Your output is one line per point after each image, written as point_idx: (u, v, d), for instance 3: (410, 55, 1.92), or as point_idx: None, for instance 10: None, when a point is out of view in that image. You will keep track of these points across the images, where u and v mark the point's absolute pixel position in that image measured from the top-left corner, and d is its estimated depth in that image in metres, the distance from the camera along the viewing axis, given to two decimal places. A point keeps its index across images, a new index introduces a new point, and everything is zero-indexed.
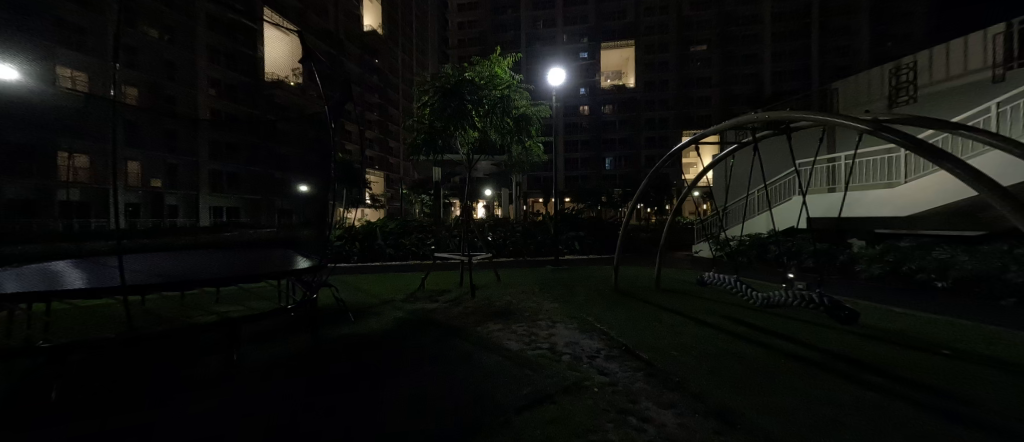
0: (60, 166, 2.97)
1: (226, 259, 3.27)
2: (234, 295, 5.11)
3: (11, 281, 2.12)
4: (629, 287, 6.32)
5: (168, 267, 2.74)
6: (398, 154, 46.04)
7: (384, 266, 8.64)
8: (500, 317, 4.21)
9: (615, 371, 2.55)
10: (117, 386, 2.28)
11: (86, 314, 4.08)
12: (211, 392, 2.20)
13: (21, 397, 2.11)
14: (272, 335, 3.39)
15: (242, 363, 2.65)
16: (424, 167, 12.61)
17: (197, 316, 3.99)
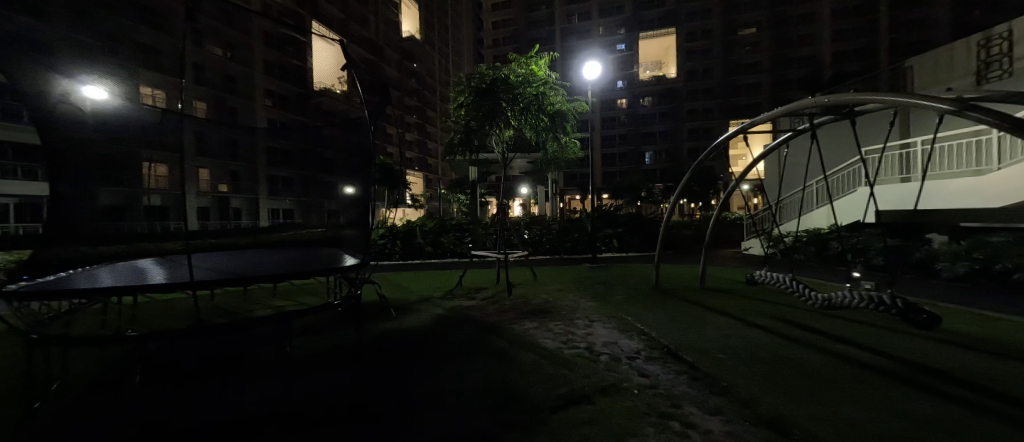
0: (145, 173, 3.29)
1: (282, 258, 3.53)
2: (287, 291, 5.50)
3: (105, 277, 2.42)
4: (671, 285, 6.06)
5: (230, 265, 2.99)
6: (437, 155, 47.33)
7: (424, 264, 8.92)
8: (536, 315, 4.20)
9: (656, 373, 2.46)
10: (188, 374, 2.51)
11: (165, 307, 4.57)
12: (269, 381, 2.38)
13: (111, 382, 2.38)
14: (321, 329, 3.62)
15: (296, 355, 2.86)
16: (461, 167, 12.89)
17: (256, 310, 4.34)
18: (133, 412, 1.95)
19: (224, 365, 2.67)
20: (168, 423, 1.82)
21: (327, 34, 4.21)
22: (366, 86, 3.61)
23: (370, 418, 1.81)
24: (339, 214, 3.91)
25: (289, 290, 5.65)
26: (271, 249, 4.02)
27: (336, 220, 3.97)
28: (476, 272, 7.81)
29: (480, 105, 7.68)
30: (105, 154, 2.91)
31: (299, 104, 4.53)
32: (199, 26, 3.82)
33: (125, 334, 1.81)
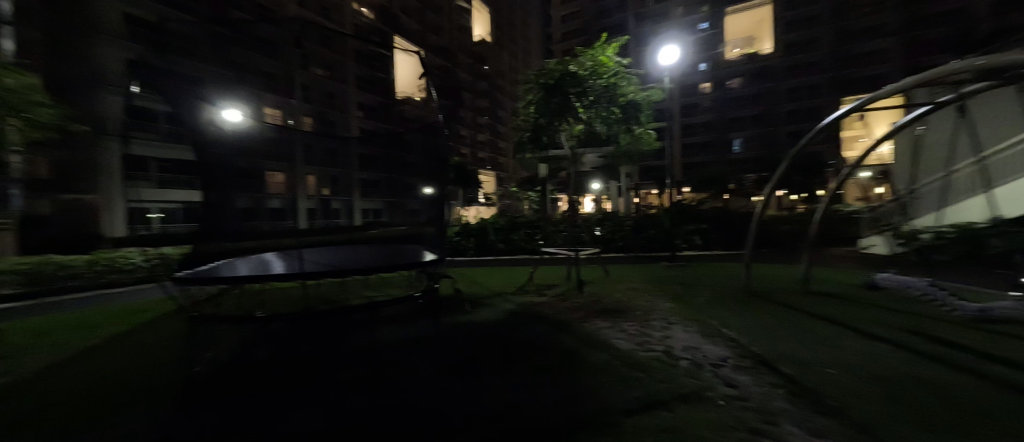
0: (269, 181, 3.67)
1: (372, 254, 3.93)
2: (377, 283, 6.11)
3: (240, 268, 2.92)
4: (766, 288, 5.39)
5: (331, 260, 3.41)
6: (507, 153, 48.42)
7: (496, 260, 9.22)
8: (609, 315, 4.07)
9: (746, 384, 2.21)
10: (301, 354, 2.95)
11: (285, 293, 5.40)
12: (363, 364, 2.67)
13: (246, 357, 2.88)
14: (406, 319, 3.95)
15: (385, 342, 3.15)
16: (531, 164, 13.02)
17: (352, 299, 4.90)
18: (263, 387, 2.34)
19: (327, 347, 3.07)
20: (287, 399, 2.15)
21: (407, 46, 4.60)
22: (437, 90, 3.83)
23: (446, 405, 1.93)
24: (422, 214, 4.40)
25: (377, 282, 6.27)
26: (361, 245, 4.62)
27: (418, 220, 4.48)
28: (547, 269, 7.83)
29: (549, 102, 7.69)
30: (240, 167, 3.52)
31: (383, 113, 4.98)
32: (304, 52, 4.43)
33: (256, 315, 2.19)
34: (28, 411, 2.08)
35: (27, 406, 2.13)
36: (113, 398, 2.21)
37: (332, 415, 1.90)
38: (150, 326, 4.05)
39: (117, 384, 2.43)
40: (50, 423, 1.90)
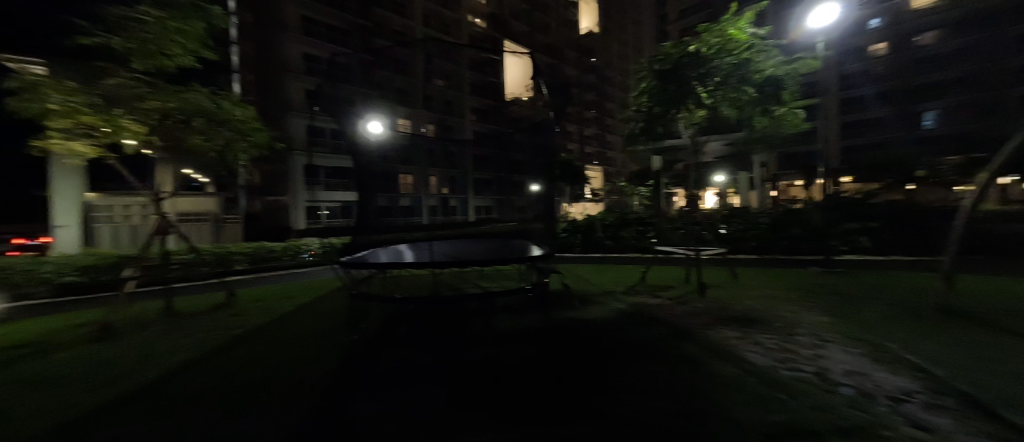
0: (400, 182, 4.19)
1: (487, 247, 4.25)
2: (490, 274, 6.57)
3: (383, 255, 3.49)
4: (984, 307, 3.97)
5: (451, 251, 3.79)
6: (615, 147, 46.39)
7: (604, 257, 8.97)
8: (739, 324, 3.56)
9: (946, 429, 1.67)
10: (431, 335, 3.34)
11: (416, 279, 6.24)
12: (479, 349, 2.91)
13: (389, 333, 3.43)
14: (517, 310, 4.15)
15: (498, 331, 3.38)
16: (643, 157, 12.24)
17: (469, 288, 5.38)
18: (404, 360, 2.73)
19: (452, 331, 3.42)
20: (423, 374, 2.47)
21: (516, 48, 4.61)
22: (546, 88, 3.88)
23: (562, 401, 1.95)
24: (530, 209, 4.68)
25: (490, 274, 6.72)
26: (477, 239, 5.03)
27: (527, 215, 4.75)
28: (661, 269, 7.27)
29: (664, 89, 7.10)
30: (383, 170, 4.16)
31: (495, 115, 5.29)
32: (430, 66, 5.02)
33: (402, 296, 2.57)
34: (256, 359, 2.85)
35: (257, 356, 2.91)
36: (306, 357, 2.86)
37: (461, 394, 2.11)
38: (324, 301, 5.11)
39: (307, 346, 3.13)
40: (270, 371, 2.56)
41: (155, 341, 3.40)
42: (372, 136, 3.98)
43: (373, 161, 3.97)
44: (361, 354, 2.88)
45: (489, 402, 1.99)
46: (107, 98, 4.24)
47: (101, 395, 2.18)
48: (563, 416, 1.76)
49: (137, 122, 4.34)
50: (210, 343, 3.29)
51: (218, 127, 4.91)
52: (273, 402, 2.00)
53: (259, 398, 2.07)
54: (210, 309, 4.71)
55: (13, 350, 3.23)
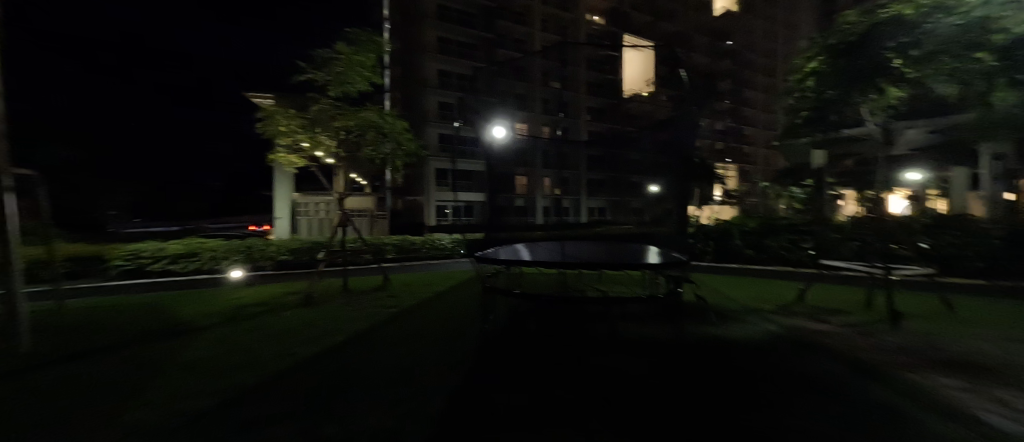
0: (516, 183, 4.36)
1: (608, 251, 4.13)
2: (612, 278, 6.41)
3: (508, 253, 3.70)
4: None
5: (574, 253, 3.78)
6: (755, 142, 39.86)
7: (744, 270, 7.84)
8: (961, 368, 2.67)
9: None
10: (554, 334, 3.42)
11: (537, 276, 6.52)
12: (604, 354, 2.85)
13: (516, 327, 3.63)
14: (642, 319, 3.93)
15: (623, 338, 3.25)
16: (798, 153, 10.25)
17: (589, 289, 5.36)
18: (529, 354, 2.87)
19: (573, 333, 3.43)
20: (547, 368, 2.55)
21: (637, 41, 4.33)
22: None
23: (697, 411, 1.79)
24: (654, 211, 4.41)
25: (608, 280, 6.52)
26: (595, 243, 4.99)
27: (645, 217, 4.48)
28: (827, 290, 5.97)
29: None
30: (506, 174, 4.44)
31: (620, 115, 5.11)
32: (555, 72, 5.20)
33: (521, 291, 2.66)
34: (409, 336, 3.35)
35: (409, 333, 3.44)
36: (445, 339, 3.26)
37: (586, 391, 2.12)
38: (456, 290, 5.73)
39: (446, 329, 3.57)
40: (423, 349, 2.97)
41: (340, 310, 4.36)
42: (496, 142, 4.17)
43: (501, 164, 4.28)
44: (490, 342, 3.12)
45: (614, 403, 1.96)
46: (314, 119, 5.60)
47: (311, 350, 2.91)
48: (697, 423, 1.63)
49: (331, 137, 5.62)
50: (376, 318, 4.02)
51: (383, 139, 5.89)
52: (424, 377, 2.32)
53: (414, 372, 2.43)
54: (373, 289, 5.78)
55: (260, 307, 4.55)
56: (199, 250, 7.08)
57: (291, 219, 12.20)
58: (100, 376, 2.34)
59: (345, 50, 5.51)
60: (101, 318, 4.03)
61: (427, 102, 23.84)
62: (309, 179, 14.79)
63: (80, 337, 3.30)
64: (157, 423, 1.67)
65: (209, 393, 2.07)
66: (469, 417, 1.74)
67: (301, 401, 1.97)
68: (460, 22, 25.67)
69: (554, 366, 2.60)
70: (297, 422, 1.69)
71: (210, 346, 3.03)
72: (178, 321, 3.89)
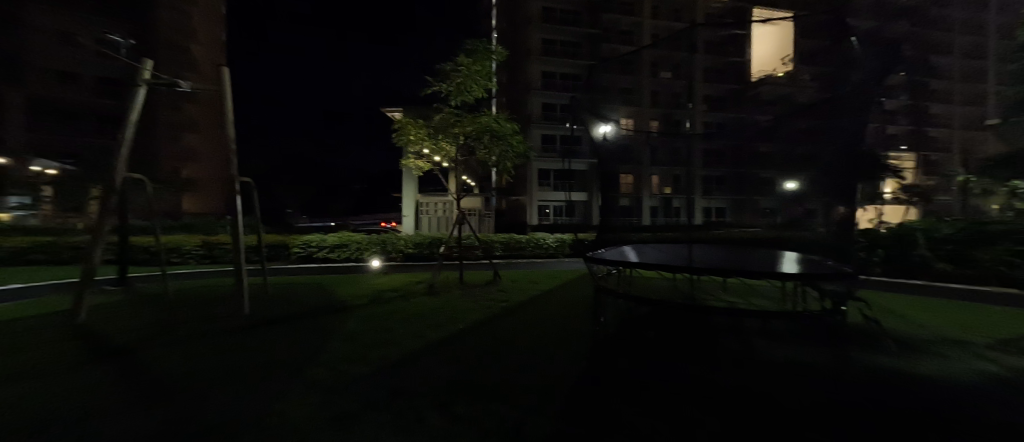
0: (618, 182, 4.08)
1: (735, 259, 3.57)
2: (740, 288, 5.63)
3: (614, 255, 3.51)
4: None
5: (692, 260, 3.37)
6: None
7: (933, 289, 6.06)
8: None
9: None
10: (671, 345, 3.14)
11: (649, 280, 6.14)
12: (733, 372, 2.52)
13: (627, 332, 3.47)
14: (780, 337, 3.36)
15: (757, 357, 2.82)
16: None
17: (711, 298, 4.82)
18: (642, 362, 2.69)
19: (694, 346, 3.10)
20: (664, 381, 2.36)
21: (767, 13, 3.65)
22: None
23: None
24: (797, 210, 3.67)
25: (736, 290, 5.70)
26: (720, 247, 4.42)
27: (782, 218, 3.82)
28: None
29: None
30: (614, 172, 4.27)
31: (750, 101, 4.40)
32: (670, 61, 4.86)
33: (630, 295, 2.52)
34: (519, 330, 3.50)
35: (519, 327, 3.58)
36: (554, 336, 3.29)
37: (710, 413, 1.88)
38: (563, 289, 5.75)
39: (555, 327, 3.60)
40: (533, 344, 3.06)
41: (459, 300, 4.80)
42: (604, 137, 4.15)
43: (608, 162, 4.13)
44: (600, 345, 3.03)
45: (744, 432, 1.69)
46: (437, 128, 6.27)
47: (435, 336, 3.27)
48: None
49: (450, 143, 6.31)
50: (489, 310, 4.32)
51: (496, 142, 6.23)
52: (534, 373, 2.39)
53: (524, 366, 2.52)
54: (485, 283, 6.20)
55: (396, 292, 5.33)
56: (350, 241, 8.62)
57: (415, 217, 13.99)
58: (294, 340, 3.07)
59: (463, 63, 6.03)
60: (292, 292, 5.26)
61: (532, 104, 24.43)
62: (429, 181, 16.66)
63: (281, 305, 4.38)
64: (329, 389, 2.11)
65: (362, 365, 2.51)
66: (578, 422, 1.72)
67: (429, 383, 2.23)
68: (564, 21, 25.57)
69: (672, 379, 2.38)
70: (426, 405, 1.92)
71: (359, 322, 3.68)
72: (340, 299, 4.83)
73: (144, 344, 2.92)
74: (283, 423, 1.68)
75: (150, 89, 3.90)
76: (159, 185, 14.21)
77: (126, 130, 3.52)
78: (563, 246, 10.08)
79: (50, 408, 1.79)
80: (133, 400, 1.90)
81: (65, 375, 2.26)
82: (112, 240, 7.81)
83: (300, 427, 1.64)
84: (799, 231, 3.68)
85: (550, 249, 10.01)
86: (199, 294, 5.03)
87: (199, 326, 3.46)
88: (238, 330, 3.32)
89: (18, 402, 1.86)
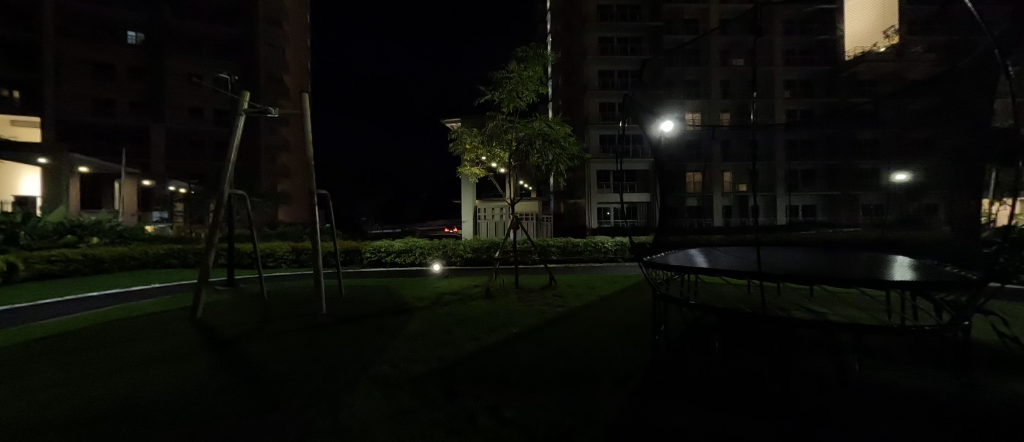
0: (682, 182, 3.97)
1: (824, 265, 3.17)
2: (833, 297, 4.90)
3: (680, 258, 3.33)
4: None
5: (772, 264, 3.06)
6: None
7: None
8: None
9: None
10: (745, 358, 2.82)
11: (721, 287, 5.62)
12: (823, 391, 2.18)
13: (694, 341, 3.22)
14: (889, 353, 2.85)
15: (855, 375, 2.43)
16: None
17: (794, 307, 4.28)
18: (708, 375, 2.44)
19: (773, 360, 2.74)
20: (733, 396, 2.12)
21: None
22: (958, 20, 2.38)
23: None
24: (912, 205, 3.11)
25: (829, 301, 4.95)
26: (805, 250, 3.87)
27: (896, 214, 3.32)
28: None
29: None
30: (675, 171, 3.99)
31: (842, 82, 3.80)
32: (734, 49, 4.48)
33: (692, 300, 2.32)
34: (575, 335, 3.43)
35: (574, 333, 3.50)
36: (609, 343, 3.16)
37: (786, 434, 1.66)
38: (623, 295, 5.50)
39: (612, 333, 3.45)
40: (588, 350, 2.97)
41: (515, 304, 4.84)
42: (663, 138, 3.84)
43: (667, 160, 3.87)
44: (660, 353, 2.84)
45: None
46: (491, 135, 6.44)
47: (492, 338, 3.35)
48: None
49: (504, 150, 6.47)
50: (546, 314, 4.30)
51: (549, 146, 6.20)
52: (585, 380, 2.33)
53: (578, 373, 2.46)
54: (541, 287, 6.18)
55: (455, 295, 5.54)
56: (414, 246, 9.19)
57: (474, 223, 14.46)
58: (363, 337, 3.35)
59: (514, 70, 6.10)
60: (364, 294, 5.74)
61: (589, 104, 23.87)
62: (487, 187, 17.09)
63: (354, 306, 4.80)
64: (391, 384, 2.26)
65: (420, 363, 2.65)
66: (626, 434, 1.62)
67: (480, 384, 2.28)
68: (623, 15, 24.59)
69: (743, 395, 2.14)
70: (477, 405, 1.96)
71: (422, 323, 3.92)
72: (405, 301, 5.15)
73: (245, 337, 3.42)
74: (347, 415, 1.83)
75: (247, 117, 4.53)
76: (259, 198, 16.48)
77: (230, 154, 4.13)
78: (622, 249, 9.67)
79: (175, 391, 2.21)
80: (229, 388, 2.24)
81: (187, 363, 2.72)
82: (225, 247, 9.22)
83: (363, 420, 1.78)
84: (912, 231, 3.08)
85: (608, 253, 9.66)
86: (289, 294, 5.75)
87: (289, 323, 3.94)
88: (319, 328, 3.72)
89: (160, 384, 2.33)
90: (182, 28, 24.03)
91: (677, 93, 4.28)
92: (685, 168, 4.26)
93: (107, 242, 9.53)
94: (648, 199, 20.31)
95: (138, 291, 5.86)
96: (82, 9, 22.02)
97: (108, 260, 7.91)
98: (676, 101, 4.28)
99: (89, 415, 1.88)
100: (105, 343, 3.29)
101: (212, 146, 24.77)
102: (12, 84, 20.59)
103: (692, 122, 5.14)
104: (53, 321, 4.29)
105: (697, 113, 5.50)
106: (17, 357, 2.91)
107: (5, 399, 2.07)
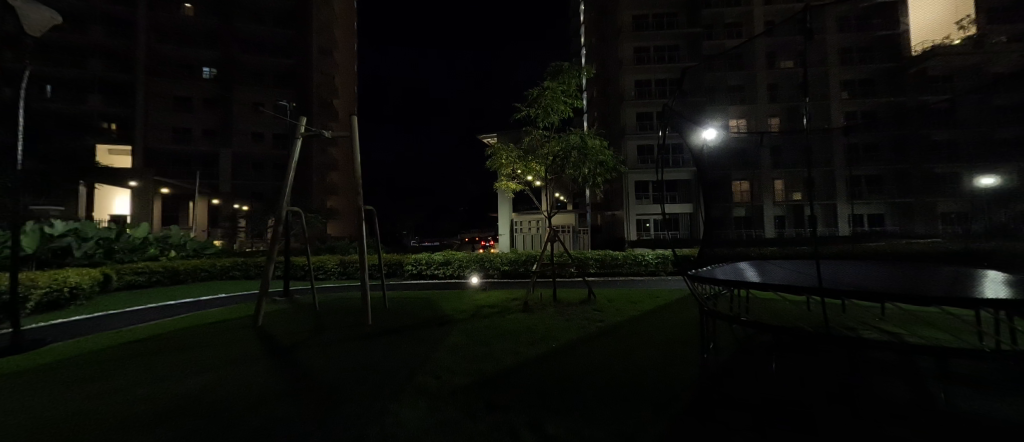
0: (724, 192, 3.82)
1: (891, 281, 2.89)
2: (909, 317, 4.39)
3: (726, 273, 3.17)
4: None
5: (825, 281, 2.87)
6: None
7: None
8: None
9: None
10: (808, 381, 2.56)
11: (776, 304, 5.19)
12: (902, 419, 1.95)
13: (746, 361, 3.01)
14: (981, 378, 2.50)
15: (938, 401, 2.16)
16: None
17: (858, 327, 3.89)
18: (763, 398, 2.26)
19: (837, 383, 2.51)
20: (796, 420, 1.95)
21: (943, 16, 2.43)
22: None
23: None
24: (1008, 213, 2.88)
25: (904, 318, 4.44)
26: (876, 268, 3.53)
27: (987, 223, 3.02)
28: None
29: None
30: (719, 181, 3.81)
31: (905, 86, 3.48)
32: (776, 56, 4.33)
33: (745, 317, 2.16)
34: (618, 351, 3.31)
35: (617, 348, 3.39)
36: (657, 360, 3.02)
37: None
38: (667, 310, 5.27)
39: (657, 351, 3.29)
40: (631, 367, 2.86)
41: (554, 318, 4.78)
42: (707, 146, 3.58)
43: (711, 170, 3.71)
44: (710, 373, 2.64)
45: None
46: (528, 149, 6.54)
47: (532, 351, 3.32)
48: None
49: (539, 164, 6.53)
50: (587, 329, 4.20)
51: (583, 159, 6.12)
52: (627, 397, 2.24)
53: (619, 389, 2.39)
54: (580, 301, 6.05)
55: (493, 308, 5.55)
56: (453, 259, 9.42)
57: (511, 236, 14.59)
58: (405, 349, 3.43)
59: (548, 86, 6.14)
60: (407, 306, 5.90)
61: (626, 115, 23.47)
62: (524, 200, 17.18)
63: (398, 317, 4.95)
64: (434, 395, 2.29)
65: (463, 375, 2.68)
66: None
67: (521, 397, 2.27)
68: (658, 24, 24.20)
69: (808, 419, 1.96)
70: (518, 420, 1.94)
71: (461, 335, 3.97)
72: (446, 314, 5.23)
73: (300, 344, 3.66)
74: (393, 422, 1.91)
75: (303, 141, 4.86)
76: (312, 214, 17.78)
77: (287, 176, 4.41)
78: (665, 262, 9.29)
79: (242, 392, 2.41)
80: (288, 390, 2.41)
81: (249, 367, 2.95)
82: (281, 261, 9.98)
83: (410, 432, 1.79)
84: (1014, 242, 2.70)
85: (650, 266, 9.33)
86: (338, 305, 6.04)
87: (337, 332, 4.13)
88: (365, 338, 3.88)
89: (231, 385, 2.54)
90: (247, 62, 26.72)
91: (721, 100, 4.11)
92: (728, 177, 4.06)
93: (183, 256, 10.63)
94: (691, 209, 19.57)
95: (206, 301, 6.39)
96: (166, 50, 25.09)
97: (183, 271, 8.81)
98: (721, 108, 4.12)
99: (172, 412, 2.09)
100: (179, 348, 3.63)
101: (271, 167, 27.08)
102: (110, 118, 23.61)
103: (735, 129, 4.88)
104: (134, 327, 4.80)
105: (741, 119, 5.24)
106: (107, 359, 3.26)
107: (100, 398, 2.33)
